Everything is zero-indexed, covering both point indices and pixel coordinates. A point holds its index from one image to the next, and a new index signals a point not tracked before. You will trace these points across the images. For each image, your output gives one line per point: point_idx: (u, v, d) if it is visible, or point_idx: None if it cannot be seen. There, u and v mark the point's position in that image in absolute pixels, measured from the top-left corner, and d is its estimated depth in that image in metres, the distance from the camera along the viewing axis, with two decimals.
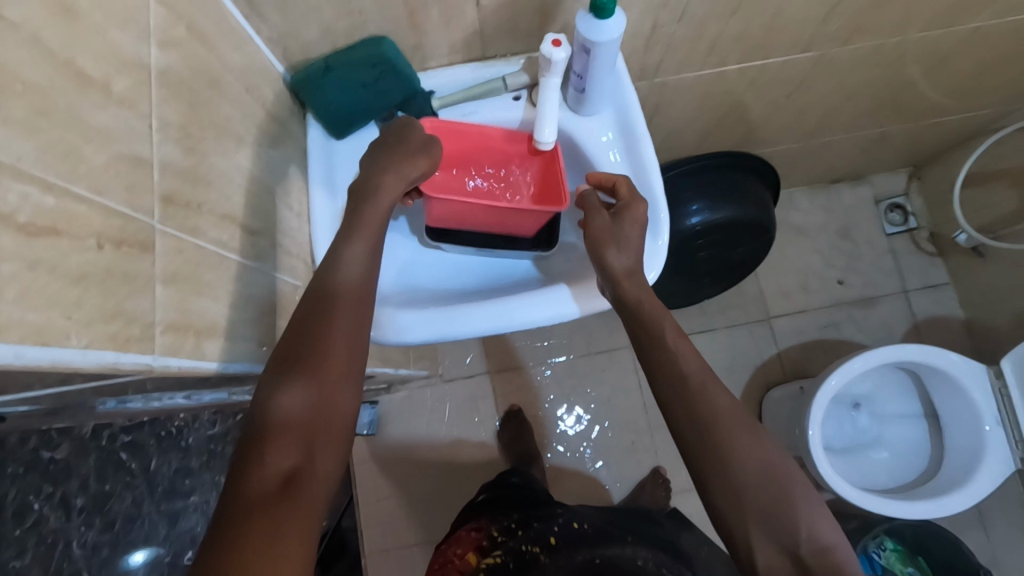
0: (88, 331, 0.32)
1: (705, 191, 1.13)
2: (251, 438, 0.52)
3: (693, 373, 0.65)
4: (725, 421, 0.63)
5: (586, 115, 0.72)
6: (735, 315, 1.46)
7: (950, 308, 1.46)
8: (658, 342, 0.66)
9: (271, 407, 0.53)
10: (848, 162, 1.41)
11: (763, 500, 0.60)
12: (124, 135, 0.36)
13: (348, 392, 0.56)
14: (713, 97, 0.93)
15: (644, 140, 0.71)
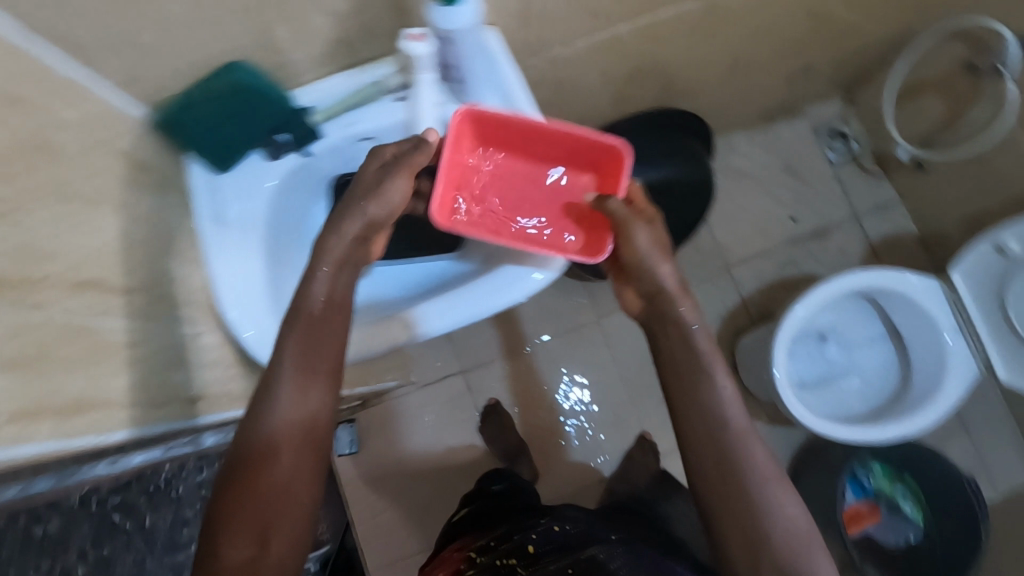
0: None
1: (637, 154, 1.11)
2: (213, 526, 0.58)
3: (726, 421, 0.67)
4: (744, 466, 0.65)
5: (476, 103, 0.71)
6: (696, 269, 1.46)
7: (903, 225, 1.47)
8: (698, 375, 0.68)
9: (226, 504, 0.58)
10: (778, 98, 1.40)
11: (765, 541, 0.63)
12: None
13: (313, 483, 0.62)
14: (616, 60, 0.91)
15: (534, 123, 0.70)
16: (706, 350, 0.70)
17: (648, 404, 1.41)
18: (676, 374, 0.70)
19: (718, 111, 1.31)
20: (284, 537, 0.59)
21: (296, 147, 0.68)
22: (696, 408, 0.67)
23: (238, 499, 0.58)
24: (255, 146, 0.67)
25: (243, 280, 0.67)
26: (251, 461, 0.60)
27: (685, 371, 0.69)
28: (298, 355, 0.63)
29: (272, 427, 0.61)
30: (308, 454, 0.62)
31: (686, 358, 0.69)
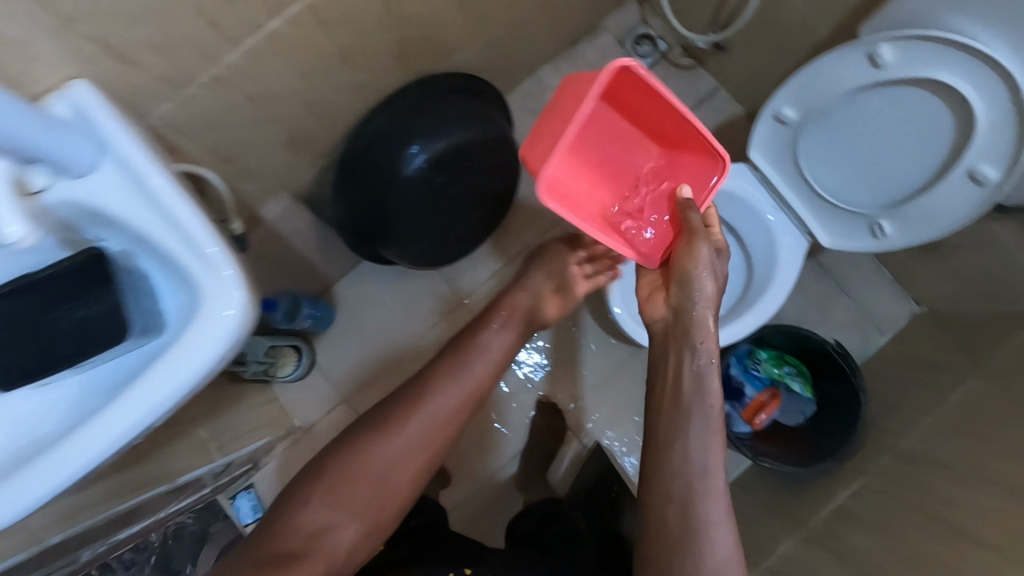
0: None
1: (418, 125, 1.02)
2: (318, 478, 0.71)
3: (698, 461, 0.71)
4: (691, 509, 0.69)
5: (83, 175, 0.56)
6: (544, 220, 1.42)
7: (730, 109, 1.44)
8: (680, 389, 0.76)
9: (338, 463, 0.72)
10: (566, 23, 1.33)
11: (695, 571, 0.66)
12: None
13: (409, 487, 0.73)
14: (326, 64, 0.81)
15: (152, 174, 0.55)
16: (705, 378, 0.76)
17: None
18: (671, 394, 0.77)
19: (504, 58, 1.23)
20: (366, 528, 0.70)
21: None
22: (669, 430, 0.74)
23: (348, 476, 0.71)
24: None
25: None
26: (383, 429, 0.73)
27: (677, 402, 0.76)
28: (438, 393, 0.76)
29: (377, 440, 0.72)
30: (421, 459, 0.73)
31: (677, 386, 0.77)
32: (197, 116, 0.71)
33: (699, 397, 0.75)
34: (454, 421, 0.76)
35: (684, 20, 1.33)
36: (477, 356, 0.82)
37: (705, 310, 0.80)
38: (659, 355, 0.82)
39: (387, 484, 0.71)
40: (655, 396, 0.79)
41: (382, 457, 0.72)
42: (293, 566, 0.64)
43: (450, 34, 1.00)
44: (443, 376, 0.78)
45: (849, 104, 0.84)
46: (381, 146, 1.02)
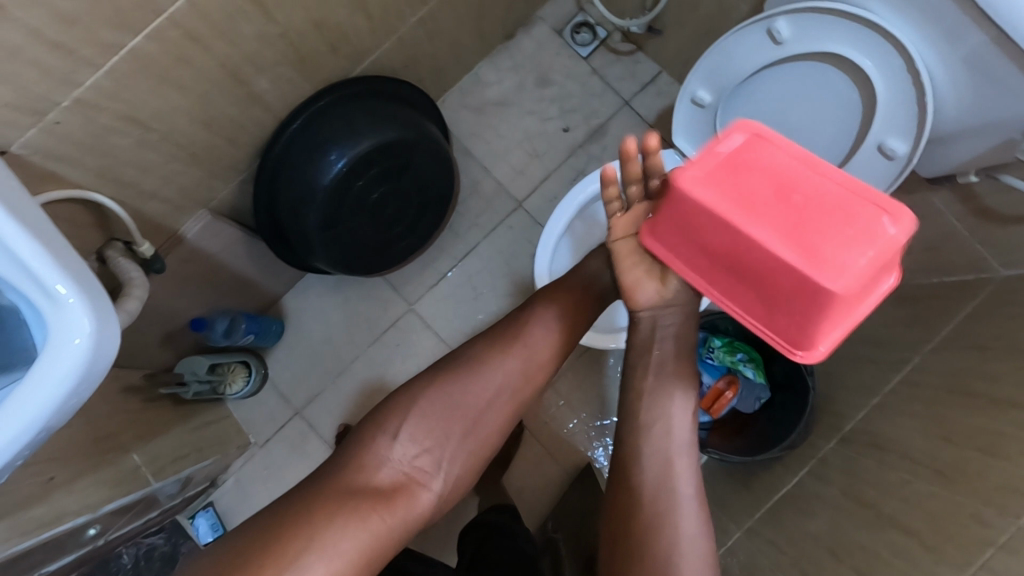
0: None
1: (335, 131, 1.01)
2: (444, 382, 0.73)
3: (686, 454, 0.62)
4: (676, 515, 0.59)
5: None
6: (488, 218, 1.39)
7: (673, 93, 1.40)
8: (668, 378, 0.65)
9: (455, 372, 0.74)
10: (492, 17, 1.30)
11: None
12: None
13: (491, 437, 0.74)
14: (203, 77, 0.79)
15: None
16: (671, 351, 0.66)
17: None
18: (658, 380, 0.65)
19: (428, 57, 1.21)
20: (418, 487, 0.68)
21: None
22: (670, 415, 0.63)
23: (443, 412, 0.72)
24: None
25: None
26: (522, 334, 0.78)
27: (661, 383, 0.65)
28: (543, 342, 0.78)
29: (465, 374, 0.74)
30: (512, 387, 0.75)
31: (667, 363, 0.66)
32: (65, 140, 0.69)
33: (674, 377, 0.65)
34: (510, 400, 0.75)
35: (614, 7, 1.33)
36: (550, 304, 0.80)
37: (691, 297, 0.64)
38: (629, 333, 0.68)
39: (455, 433, 0.72)
40: (638, 378, 0.66)
41: (467, 392, 0.73)
42: (379, 495, 0.65)
43: (354, 36, 0.98)
44: (509, 331, 0.78)
45: (753, 82, 0.84)
46: (302, 156, 1.01)
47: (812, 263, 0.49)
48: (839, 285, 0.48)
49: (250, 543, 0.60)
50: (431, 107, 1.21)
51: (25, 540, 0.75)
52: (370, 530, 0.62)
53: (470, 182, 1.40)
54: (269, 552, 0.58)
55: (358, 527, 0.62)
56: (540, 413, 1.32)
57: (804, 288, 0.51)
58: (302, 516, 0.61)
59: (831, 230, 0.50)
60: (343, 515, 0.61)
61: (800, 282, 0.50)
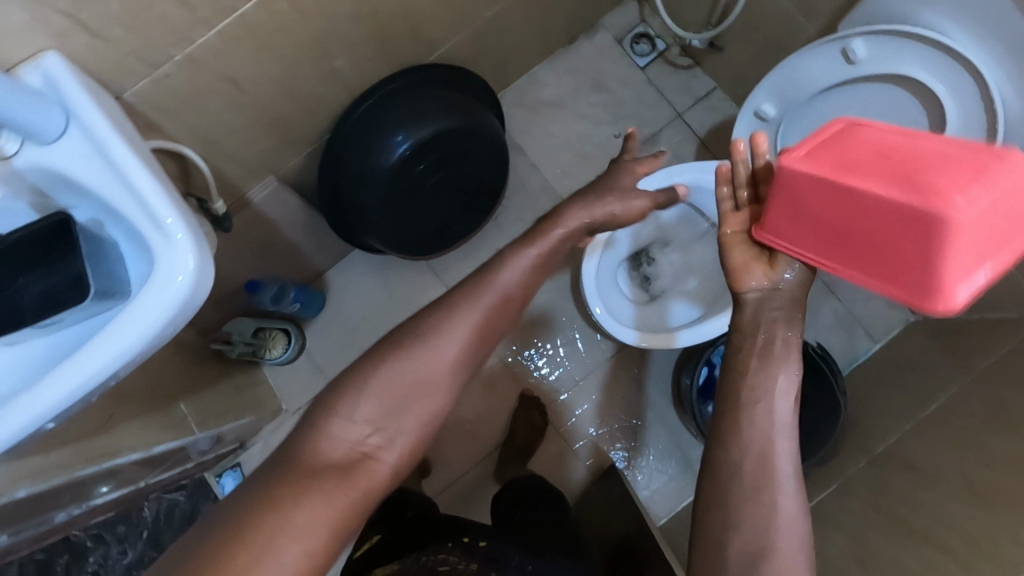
0: None
1: (402, 117, 1.05)
2: (396, 345, 0.66)
3: (779, 434, 0.62)
4: (775, 494, 0.60)
5: (54, 141, 0.58)
6: (533, 214, 1.42)
7: (726, 110, 1.43)
8: (767, 363, 0.64)
9: (405, 337, 0.66)
10: (557, 19, 1.33)
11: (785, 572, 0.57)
12: None
13: (452, 393, 0.67)
14: (296, 46, 0.83)
15: (114, 140, 0.58)
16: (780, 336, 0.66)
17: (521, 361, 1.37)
18: (758, 364, 0.65)
19: (493, 52, 1.24)
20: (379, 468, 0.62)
21: None
22: (766, 402, 0.63)
23: (386, 383, 0.64)
24: None
25: None
26: (469, 294, 0.69)
27: (767, 363, 0.65)
28: (501, 293, 0.70)
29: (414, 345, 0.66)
30: (470, 344, 0.67)
31: (767, 344, 0.65)
32: (168, 93, 0.73)
33: (770, 359, 0.65)
34: (474, 350, 0.68)
35: (677, 21, 1.36)
36: (503, 272, 0.71)
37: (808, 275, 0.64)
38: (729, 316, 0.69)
39: (404, 411, 0.64)
40: (739, 359, 0.66)
41: (416, 362, 0.65)
42: (342, 476, 0.60)
43: (433, 25, 1.02)
44: (448, 307, 0.68)
45: (821, 100, 0.87)
46: (368, 138, 1.05)
47: (910, 199, 0.50)
48: (948, 210, 0.47)
49: (227, 531, 0.55)
50: (491, 102, 1.24)
51: (85, 468, 0.79)
52: (326, 515, 0.57)
53: (518, 177, 1.43)
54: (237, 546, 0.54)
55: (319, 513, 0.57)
56: (566, 408, 1.34)
57: (911, 230, 0.50)
58: (271, 514, 0.56)
59: (932, 172, 0.51)
60: (300, 509, 0.57)
61: (907, 219, 0.50)
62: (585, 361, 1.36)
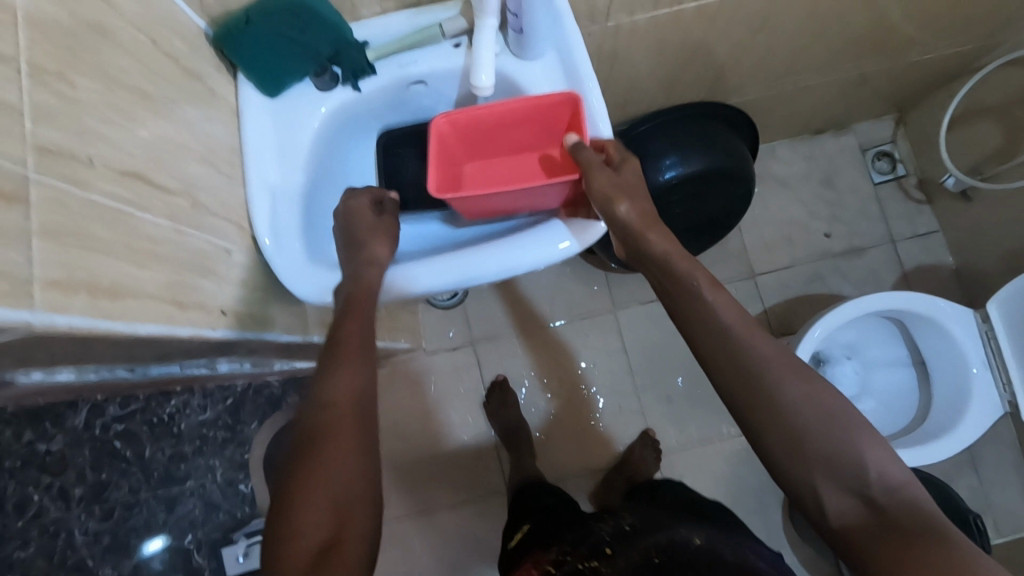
0: (7, 296, 0.29)
1: (678, 143, 1.03)
2: (299, 442, 0.52)
3: (804, 423, 0.53)
4: (845, 449, 0.52)
5: (531, 60, 0.62)
6: (719, 271, 1.43)
7: (938, 255, 1.43)
8: (737, 356, 0.56)
9: (315, 421, 0.52)
10: (829, 110, 1.35)
11: (919, 532, 0.47)
12: (8, 95, 0.31)
13: (366, 455, 0.52)
14: (671, 50, 0.87)
15: (590, 82, 0.61)
16: (757, 359, 0.55)
17: (655, 401, 1.37)
18: (739, 390, 0.55)
19: (767, 114, 1.27)
20: (353, 401, 0.53)
21: (349, 80, 0.61)
22: (770, 413, 0.54)
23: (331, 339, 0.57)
24: (304, 71, 0.60)
25: (278, 194, 0.60)
26: (321, 374, 0.55)
27: (754, 392, 0.54)
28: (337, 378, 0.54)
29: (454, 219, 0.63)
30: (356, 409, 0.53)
31: (728, 345, 0.56)
32: None
33: (746, 342, 0.56)
34: (368, 376, 0.56)
35: (935, 157, 1.37)
36: (345, 322, 0.57)
37: (617, 193, 0.60)
38: (757, 419, 0.54)
39: (337, 372, 0.54)
40: (763, 427, 0.54)
41: (340, 326, 0.57)
42: None
43: (758, 75, 1.05)
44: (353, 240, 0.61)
45: None
46: (639, 151, 1.03)
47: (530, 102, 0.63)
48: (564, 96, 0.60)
49: None
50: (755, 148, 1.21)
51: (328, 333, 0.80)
52: (328, 496, 0.49)
53: None
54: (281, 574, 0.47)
55: (327, 481, 0.49)
56: (680, 463, 1.34)
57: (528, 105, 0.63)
58: None
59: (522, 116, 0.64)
60: (298, 494, 0.49)
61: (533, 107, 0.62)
62: (716, 428, 1.35)
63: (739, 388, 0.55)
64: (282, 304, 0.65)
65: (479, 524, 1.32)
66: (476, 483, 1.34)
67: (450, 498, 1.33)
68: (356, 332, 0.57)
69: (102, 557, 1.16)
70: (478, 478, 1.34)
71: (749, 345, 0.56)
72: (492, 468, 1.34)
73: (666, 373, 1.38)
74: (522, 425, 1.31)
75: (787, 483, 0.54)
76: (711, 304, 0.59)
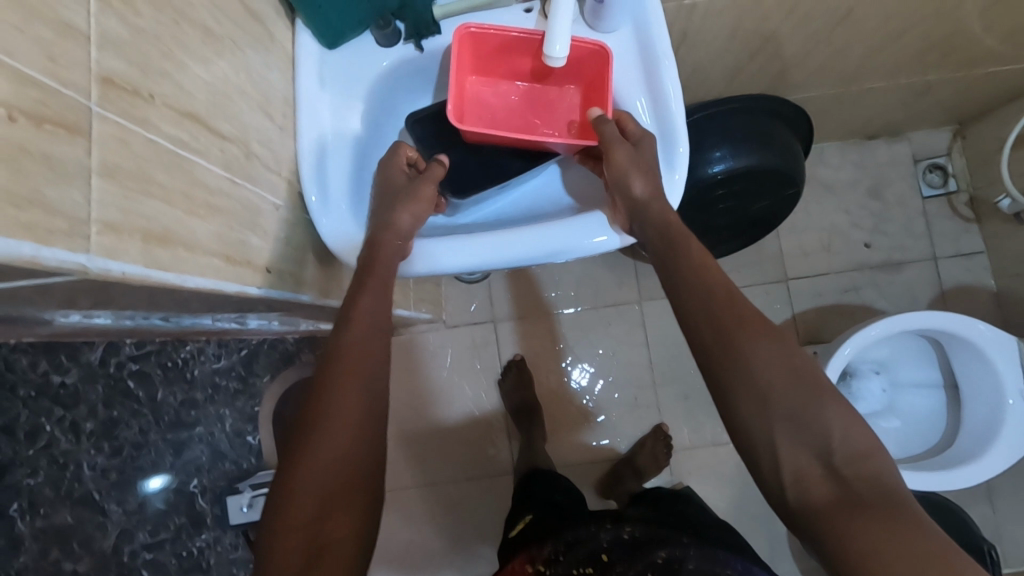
0: (65, 238, 0.27)
1: (732, 136, 0.99)
2: (308, 411, 0.51)
3: (770, 385, 0.49)
4: (811, 414, 0.48)
5: (606, 32, 0.59)
6: (751, 272, 1.40)
7: (981, 277, 1.38)
8: (712, 306, 0.53)
9: (319, 393, 0.51)
10: (887, 116, 1.29)
11: (881, 501, 0.45)
12: (76, 18, 0.29)
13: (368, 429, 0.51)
14: (742, 37, 0.83)
15: (666, 62, 0.58)
16: (737, 318, 0.52)
17: (672, 398, 1.35)
18: (718, 344, 0.52)
19: (824, 114, 1.21)
20: (354, 374, 0.51)
21: (411, 37, 0.58)
22: (744, 371, 0.50)
23: (344, 310, 0.55)
24: (366, 24, 0.57)
25: (327, 150, 0.58)
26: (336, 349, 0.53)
27: (727, 349, 0.51)
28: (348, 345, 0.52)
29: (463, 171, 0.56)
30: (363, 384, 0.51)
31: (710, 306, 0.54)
32: None
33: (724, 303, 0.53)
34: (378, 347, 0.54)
35: (992, 176, 1.30)
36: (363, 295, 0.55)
37: (632, 170, 0.56)
38: (729, 380, 0.51)
39: (343, 343, 0.52)
40: (733, 387, 0.50)
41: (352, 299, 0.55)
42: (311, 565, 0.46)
43: (823, 71, 0.99)
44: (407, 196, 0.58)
45: None
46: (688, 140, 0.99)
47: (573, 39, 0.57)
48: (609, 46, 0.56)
49: None
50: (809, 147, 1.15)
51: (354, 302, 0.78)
52: (317, 474, 0.48)
53: None
54: (274, 549, 0.47)
55: (322, 459, 0.48)
56: (690, 461, 1.33)
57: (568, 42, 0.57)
58: None
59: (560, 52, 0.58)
60: (294, 469, 0.49)
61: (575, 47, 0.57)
62: None
63: (711, 343, 0.52)
64: (321, 266, 0.64)
65: (485, 499, 1.32)
66: (484, 459, 1.34)
67: (457, 473, 1.33)
68: (375, 306, 0.55)
69: (109, 492, 1.16)
70: (487, 455, 1.34)
71: (728, 307, 0.53)
72: (502, 446, 1.34)
73: (687, 371, 1.35)
74: (536, 409, 1.30)
75: (745, 446, 0.50)
76: (700, 267, 0.56)
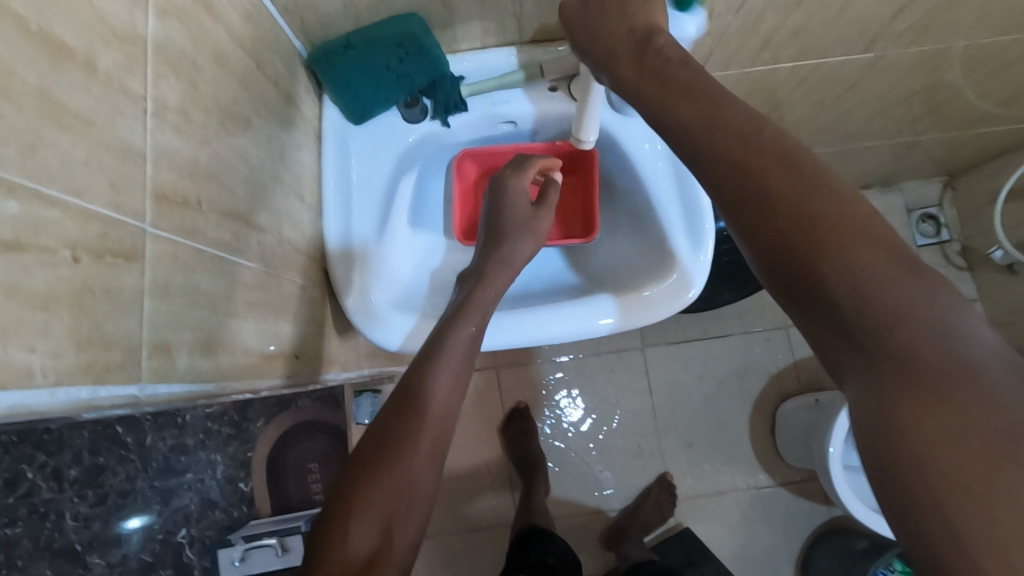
0: (118, 374, 0.26)
1: None
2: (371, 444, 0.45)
3: (840, 303, 0.32)
4: (894, 327, 0.31)
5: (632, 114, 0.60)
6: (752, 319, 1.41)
7: None
8: (746, 190, 0.36)
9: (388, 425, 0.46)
10: (883, 169, 1.32)
11: (960, 387, 0.29)
12: (138, 142, 0.28)
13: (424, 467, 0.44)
14: (751, 101, 0.84)
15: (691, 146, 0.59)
16: (778, 199, 0.35)
17: (676, 446, 1.34)
18: (744, 209, 0.36)
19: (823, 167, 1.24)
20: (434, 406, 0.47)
21: (438, 113, 0.58)
22: (775, 232, 0.35)
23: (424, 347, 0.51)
24: (395, 102, 0.57)
25: (353, 213, 0.57)
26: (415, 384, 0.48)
27: (789, 265, 0.34)
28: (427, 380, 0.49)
29: (492, 247, 0.56)
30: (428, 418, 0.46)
31: (715, 138, 0.37)
32: None
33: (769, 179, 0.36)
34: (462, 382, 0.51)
35: (985, 227, 1.33)
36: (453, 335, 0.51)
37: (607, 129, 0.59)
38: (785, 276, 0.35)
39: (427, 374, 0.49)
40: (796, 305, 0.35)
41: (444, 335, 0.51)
42: None
43: (823, 132, 1.02)
44: None
45: None
46: None
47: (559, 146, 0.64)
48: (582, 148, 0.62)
49: None
50: None
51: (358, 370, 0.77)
52: (364, 509, 0.41)
53: None
54: None
55: (385, 490, 0.42)
56: (693, 510, 1.31)
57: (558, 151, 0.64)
58: None
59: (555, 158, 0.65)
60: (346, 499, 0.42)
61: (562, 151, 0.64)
62: (734, 477, 1.32)
63: (742, 203, 0.36)
64: (339, 335, 0.63)
65: (484, 552, 1.29)
66: (484, 509, 1.31)
67: (455, 524, 1.30)
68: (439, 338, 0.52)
69: (94, 544, 1.08)
70: (487, 505, 1.31)
71: (755, 151, 0.36)
72: (503, 494, 1.31)
73: (689, 419, 1.34)
74: (539, 458, 1.28)
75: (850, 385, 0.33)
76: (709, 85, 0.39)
